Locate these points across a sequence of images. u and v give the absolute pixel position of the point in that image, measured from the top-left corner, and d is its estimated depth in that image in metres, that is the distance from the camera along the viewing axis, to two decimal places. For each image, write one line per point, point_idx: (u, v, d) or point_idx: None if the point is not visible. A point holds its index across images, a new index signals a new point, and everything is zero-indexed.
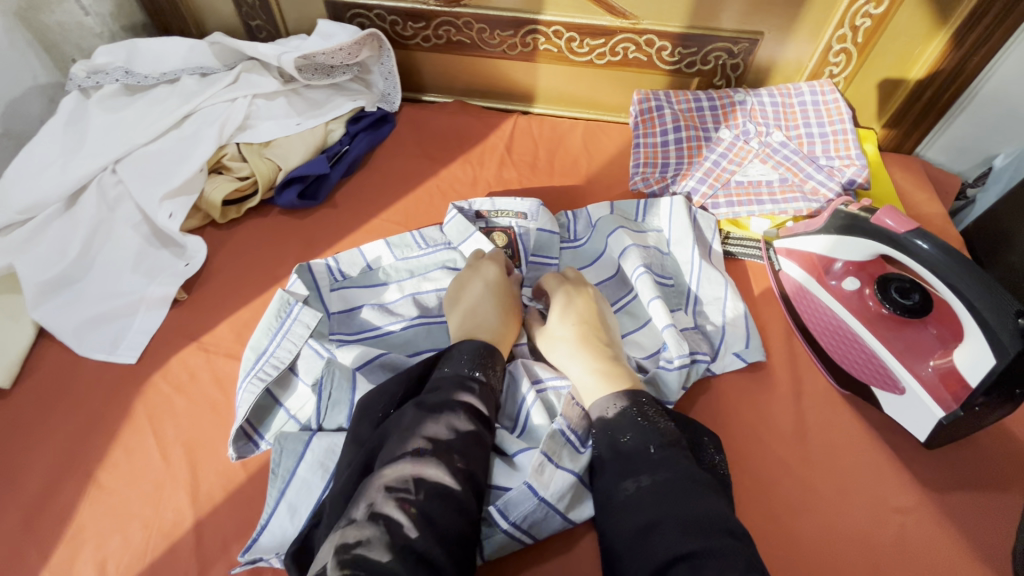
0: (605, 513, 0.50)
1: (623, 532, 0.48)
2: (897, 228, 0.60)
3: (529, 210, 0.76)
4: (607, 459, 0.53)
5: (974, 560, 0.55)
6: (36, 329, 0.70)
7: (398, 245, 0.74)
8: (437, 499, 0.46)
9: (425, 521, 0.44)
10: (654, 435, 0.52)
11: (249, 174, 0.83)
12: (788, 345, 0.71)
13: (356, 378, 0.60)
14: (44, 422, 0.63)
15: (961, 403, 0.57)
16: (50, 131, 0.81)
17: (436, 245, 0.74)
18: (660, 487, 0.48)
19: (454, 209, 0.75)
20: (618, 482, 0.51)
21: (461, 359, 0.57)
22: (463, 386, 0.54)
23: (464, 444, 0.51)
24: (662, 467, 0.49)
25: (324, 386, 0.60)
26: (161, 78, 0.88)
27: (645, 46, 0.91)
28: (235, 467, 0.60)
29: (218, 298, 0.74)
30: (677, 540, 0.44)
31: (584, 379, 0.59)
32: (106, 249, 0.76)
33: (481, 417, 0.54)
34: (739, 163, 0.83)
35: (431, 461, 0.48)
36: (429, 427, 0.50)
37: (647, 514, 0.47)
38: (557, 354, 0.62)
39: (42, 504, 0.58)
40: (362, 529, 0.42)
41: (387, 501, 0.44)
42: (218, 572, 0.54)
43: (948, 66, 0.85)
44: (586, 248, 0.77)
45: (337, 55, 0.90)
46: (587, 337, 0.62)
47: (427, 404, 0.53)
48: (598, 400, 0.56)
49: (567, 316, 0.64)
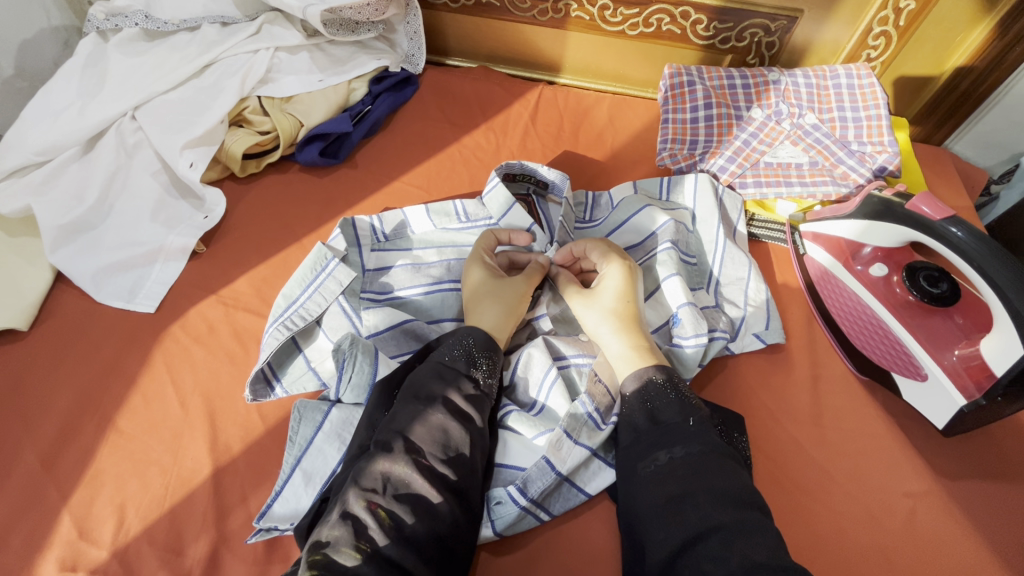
0: (634, 482, 0.50)
1: (652, 502, 0.48)
2: (933, 216, 0.59)
3: (556, 180, 0.73)
4: (641, 429, 0.53)
5: (983, 547, 0.56)
6: (53, 274, 0.70)
7: (437, 213, 0.71)
8: (408, 502, 0.46)
9: (394, 523, 0.45)
10: (691, 409, 0.53)
11: (271, 129, 0.81)
12: (809, 329, 0.71)
13: (377, 358, 0.58)
14: (61, 366, 0.63)
15: (984, 392, 0.57)
16: (68, 73, 0.79)
17: (477, 221, 0.72)
18: (694, 460, 0.49)
19: (495, 178, 0.70)
20: (649, 453, 0.51)
21: (449, 350, 0.56)
22: (445, 380, 0.53)
23: (442, 440, 0.50)
24: (695, 441, 0.50)
25: (345, 366, 0.56)
26: (181, 24, 0.84)
27: (679, 19, 0.88)
28: (254, 420, 0.60)
29: (236, 252, 0.73)
30: (713, 511, 0.45)
31: (619, 352, 0.58)
32: (124, 196, 0.75)
33: (463, 411, 0.52)
34: (770, 143, 0.82)
35: (402, 461, 0.47)
36: (406, 425, 0.50)
37: (680, 485, 0.47)
38: (591, 318, 0.60)
39: (60, 447, 0.58)
40: (333, 529, 0.44)
41: (357, 501, 0.45)
42: (236, 522, 0.54)
43: (988, 55, 0.84)
44: (599, 229, 0.76)
45: (364, 11, 0.86)
46: (634, 311, 0.60)
47: (411, 398, 0.52)
48: (633, 376, 0.56)
49: (614, 283, 0.61)
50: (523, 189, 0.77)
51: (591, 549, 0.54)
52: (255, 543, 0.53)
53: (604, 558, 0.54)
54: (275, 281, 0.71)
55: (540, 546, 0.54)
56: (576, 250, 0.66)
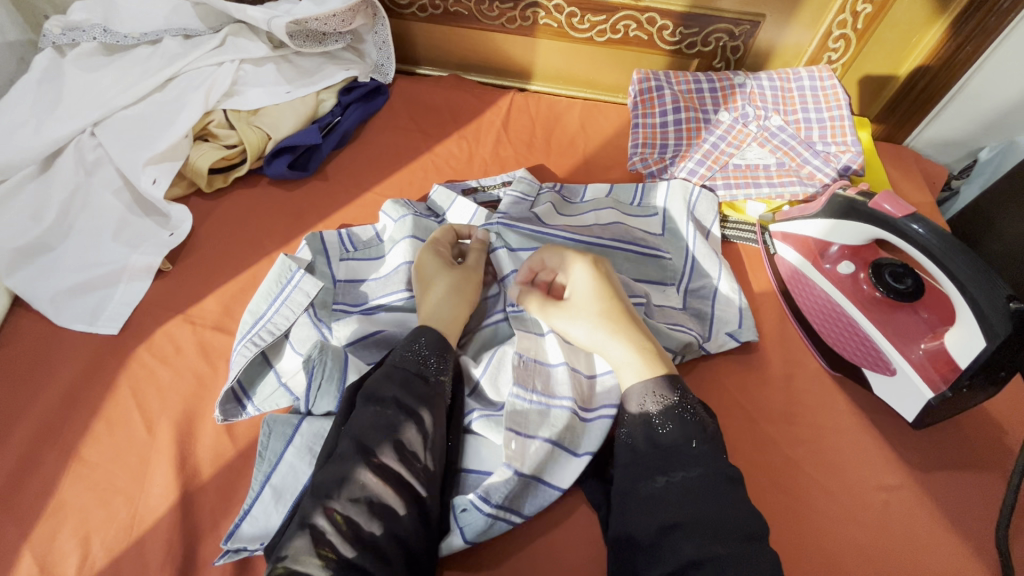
0: (629, 502, 0.50)
1: (648, 524, 0.48)
2: (895, 213, 0.61)
3: (515, 175, 0.79)
4: (642, 450, 0.51)
5: (955, 536, 0.57)
6: (10, 298, 0.67)
7: (391, 211, 0.73)
8: (367, 508, 0.46)
9: (353, 530, 0.45)
10: (696, 430, 0.51)
11: (237, 142, 0.80)
12: (781, 327, 0.72)
13: (346, 364, 0.57)
14: (20, 395, 0.61)
15: (950, 385, 0.58)
16: (22, 90, 0.76)
17: (402, 214, 0.72)
18: (695, 487, 0.48)
19: (438, 184, 0.77)
20: (648, 475, 0.50)
21: (400, 351, 0.54)
22: (399, 381, 0.51)
23: (395, 441, 0.48)
24: (697, 465, 0.49)
25: (315, 373, 0.56)
26: (141, 38, 0.82)
27: (646, 25, 0.89)
28: (224, 443, 0.58)
29: (204, 270, 0.71)
30: (706, 541, 0.45)
31: (623, 360, 0.55)
32: (83, 215, 0.73)
33: (418, 410, 0.50)
34: (737, 146, 0.83)
35: (356, 466, 0.47)
36: (359, 428, 0.49)
37: (676, 513, 0.47)
38: (585, 331, 0.57)
39: (19, 479, 0.56)
40: (293, 540, 0.44)
41: (315, 510, 0.45)
42: (207, 549, 0.52)
43: (941, 57, 0.86)
44: (576, 207, 0.78)
45: (331, 22, 0.85)
46: (618, 312, 0.57)
47: (364, 401, 0.51)
48: (643, 385, 0.53)
49: (590, 287, 0.59)
50: (491, 185, 0.80)
51: (568, 556, 0.54)
52: (223, 565, 0.51)
53: (589, 566, 0.54)
54: (243, 297, 0.69)
55: (520, 558, 0.54)
56: (535, 263, 0.62)
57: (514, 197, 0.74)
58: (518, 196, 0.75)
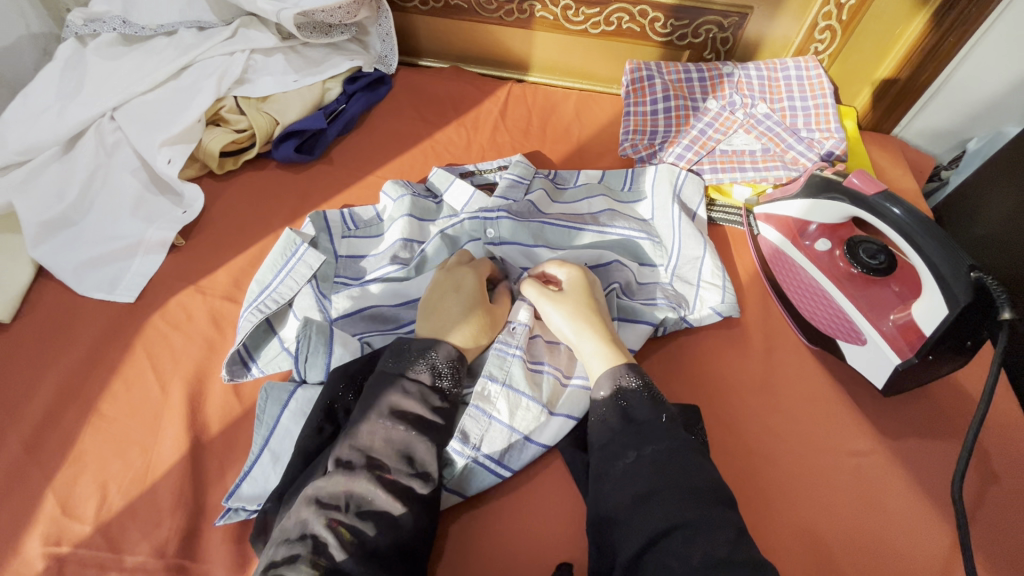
0: (604, 480, 0.51)
1: (621, 499, 0.49)
2: (865, 190, 0.64)
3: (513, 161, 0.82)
4: (616, 429, 0.53)
5: (922, 498, 0.60)
6: (34, 269, 0.72)
7: (392, 191, 0.77)
8: (370, 519, 0.48)
9: (355, 538, 0.46)
10: (664, 407, 0.54)
11: (247, 127, 0.84)
12: (763, 304, 0.75)
13: (332, 335, 0.61)
14: (44, 356, 0.65)
15: (916, 352, 0.60)
16: (47, 77, 0.81)
17: (401, 194, 0.75)
18: (663, 459, 0.49)
19: (437, 167, 0.81)
20: (621, 452, 0.51)
21: (407, 359, 0.56)
22: (408, 394, 0.53)
23: (404, 454, 0.51)
24: (664, 439, 0.51)
25: (301, 346, 0.60)
26: (158, 29, 0.87)
27: (638, 17, 0.93)
28: (232, 402, 0.62)
29: (215, 245, 0.76)
30: (676, 509, 0.46)
31: (593, 349, 0.59)
32: (103, 193, 0.78)
33: (425, 423, 0.53)
34: (724, 132, 0.87)
35: (362, 476, 0.49)
36: (366, 440, 0.51)
37: (649, 483, 0.48)
38: (563, 321, 0.61)
39: (43, 431, 0.60)
40: (292, 547, 0.45)
41: (318, 519, 0.47)
42: (215, 496, 0.56)
43: (924, 49, 0.89)
44: (571, 191, 0.82)
45: (336, 14, 0.89)
46: (599, 314, 0.61)
47: (369, 412, 0.52)
48: (609, 368, 0.57)
49: (577, 287, 0.63)
50: (490, 169, 0.84)
51: (551, 509, 0.57)
52: (223, 525, 0.54)
53: (571, 519, 0.57)
54: (252, 271, 0.73)
55: (504, 511, 0.57)
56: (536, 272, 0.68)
57: (510, 181, 0.77)
58: (513, 181, 0.78)
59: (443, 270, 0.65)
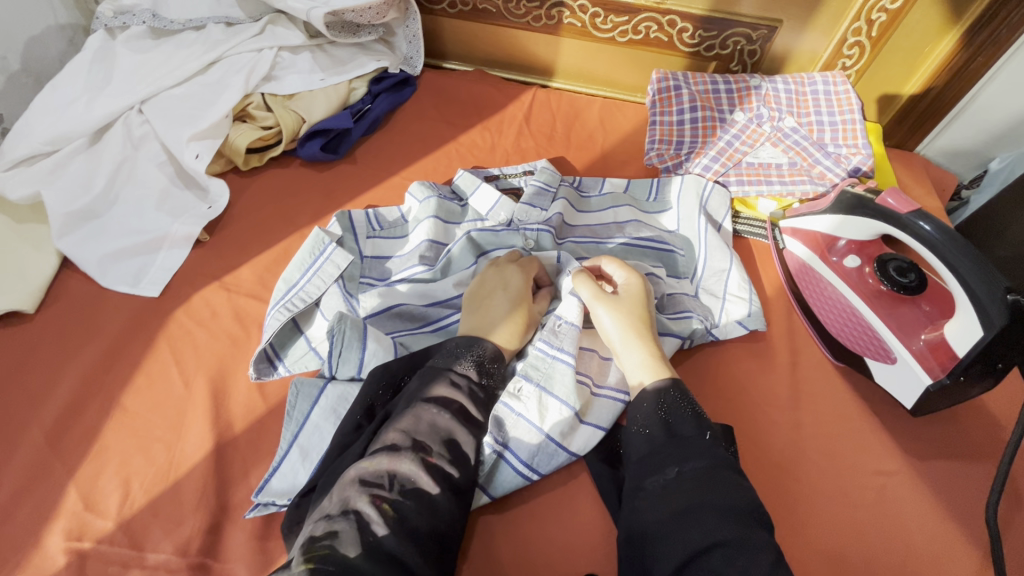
0: (641, 494, 0.51)
1: (659, 516, 0.48)
2: (900, 208, 0.63)
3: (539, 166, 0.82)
4: (657, 442, 0.53)
5: (948, 520, 0.59)
6: (59, 260, 0.72)
7: (419, 193, 0.76)
8: (412, 500, 0.46)
9: (399, 518, 0.45)
10: (707, 425, 0.54)
11: (274, 124, 0.84)
12: (788, 318, 0.75)
13: (366, 332, 0.60)
14: (67, 348, 0.65)
15: (948, 372, 0.60)
16: (76, 68, 0.81)
17: (428, 195, 0.75)
18: (702, 476, 0.49)
19: (463, 169, 0.80)
20: (661, 466, 0.51)
21: (453, 351, 0.57)
22: (453, 383, 0.54)
23: (447, 440, 0.51)
24: (705, 456, 0.51)
25: (335, 341, 0.59)
26: (187, 23, 0.87)
27: (667, 27, 0.93)
28: (256, 400, 0.62)
29: (239, 242, 0.76)
30: (714, 526, 0.45)
31: (637, 361, 0.59)
32: (129, 186, 0.78)
33: (466, 412, 0.53)
34: (751, 145, 0.86)
35: (406, 457, 0.48)
36: (411, 423, 0.50)
37: (686, 501, 0.48)
38: (613, 327, 0.61)
39: (66, 424, 0.59)
40: (334, 523, 0.43)
41: (361, 496, 0.45)
42: (238, 495, 0.56)
43: (953, 67, 0.89)
44: (595, 200, 0.81)
45: (366, 14, 0.89)
46: (648, 326, 0.61)
47: (415, 398, 0.52)
48: (652, 381, 0.57)
49: (632, 294, 0.63)
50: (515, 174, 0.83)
51: (576, 519, 0.57)
52: (251, 520, 0.54)
53: (596, 529, 0.56)
54: (277, 269, 0.73)
55: (528, 519, 0.57)
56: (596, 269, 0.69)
57: (536, 187, 0.77)
58: (540, 186, 0.77)
59: (495, 267, 0.66)
